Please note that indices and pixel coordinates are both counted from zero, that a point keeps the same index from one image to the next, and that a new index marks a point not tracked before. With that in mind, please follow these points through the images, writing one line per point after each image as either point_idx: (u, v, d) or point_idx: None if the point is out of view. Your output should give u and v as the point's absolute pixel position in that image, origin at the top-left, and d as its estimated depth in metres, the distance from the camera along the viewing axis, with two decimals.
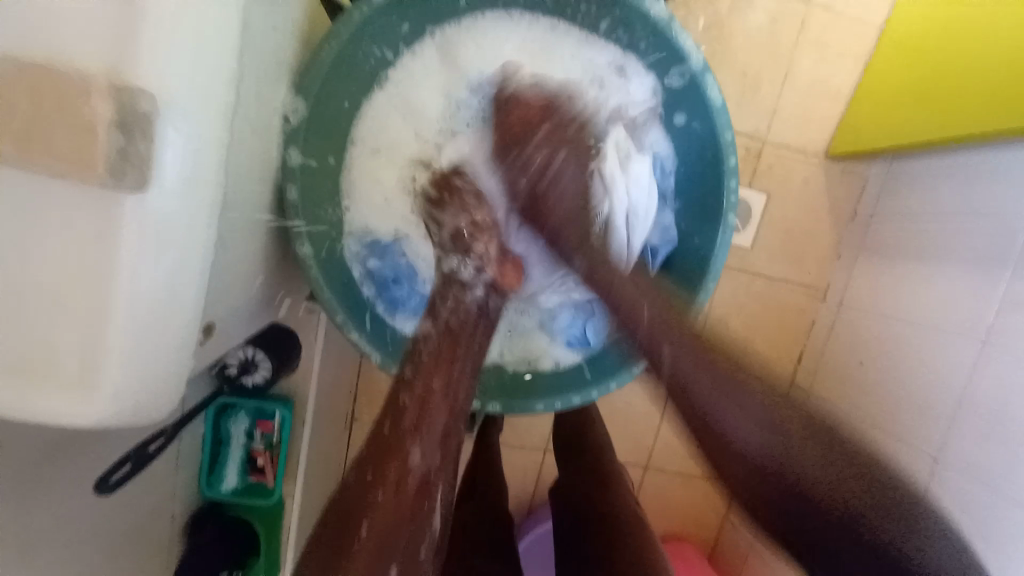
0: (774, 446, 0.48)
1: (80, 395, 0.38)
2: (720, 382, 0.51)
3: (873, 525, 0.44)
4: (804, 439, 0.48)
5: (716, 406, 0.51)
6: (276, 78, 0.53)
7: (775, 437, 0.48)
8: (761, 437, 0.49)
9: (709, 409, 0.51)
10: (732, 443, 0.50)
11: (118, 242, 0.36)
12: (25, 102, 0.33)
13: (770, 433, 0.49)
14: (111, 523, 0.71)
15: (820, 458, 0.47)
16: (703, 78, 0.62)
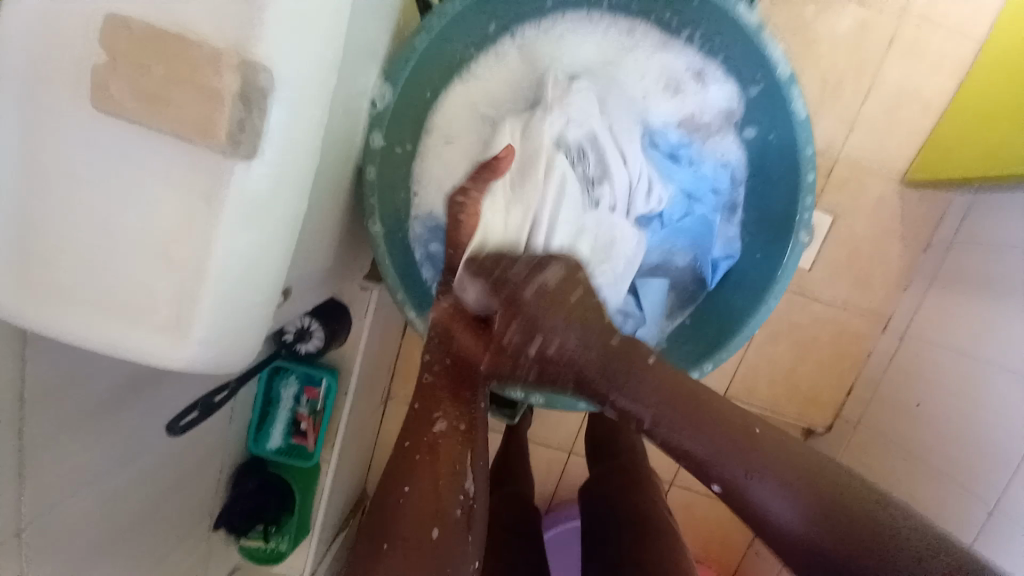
0: (812, 514, 0.44)
1: (175, 341, 0.41)
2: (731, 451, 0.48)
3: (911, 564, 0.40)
4: (831, 503, 0.44)
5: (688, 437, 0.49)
6: (368, 62, 0.55)
7: (799, 488, 0.45)
8: (798, 518, 0.44)
9: (672, 441, 0.50)
10: (763, 517, 0.46)
11: (224, 202, 0.39)
12: (162, 71, 0.36)
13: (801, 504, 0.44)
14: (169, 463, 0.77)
15: (876, 511, 0.43)
16: (788, 91, 0.59)
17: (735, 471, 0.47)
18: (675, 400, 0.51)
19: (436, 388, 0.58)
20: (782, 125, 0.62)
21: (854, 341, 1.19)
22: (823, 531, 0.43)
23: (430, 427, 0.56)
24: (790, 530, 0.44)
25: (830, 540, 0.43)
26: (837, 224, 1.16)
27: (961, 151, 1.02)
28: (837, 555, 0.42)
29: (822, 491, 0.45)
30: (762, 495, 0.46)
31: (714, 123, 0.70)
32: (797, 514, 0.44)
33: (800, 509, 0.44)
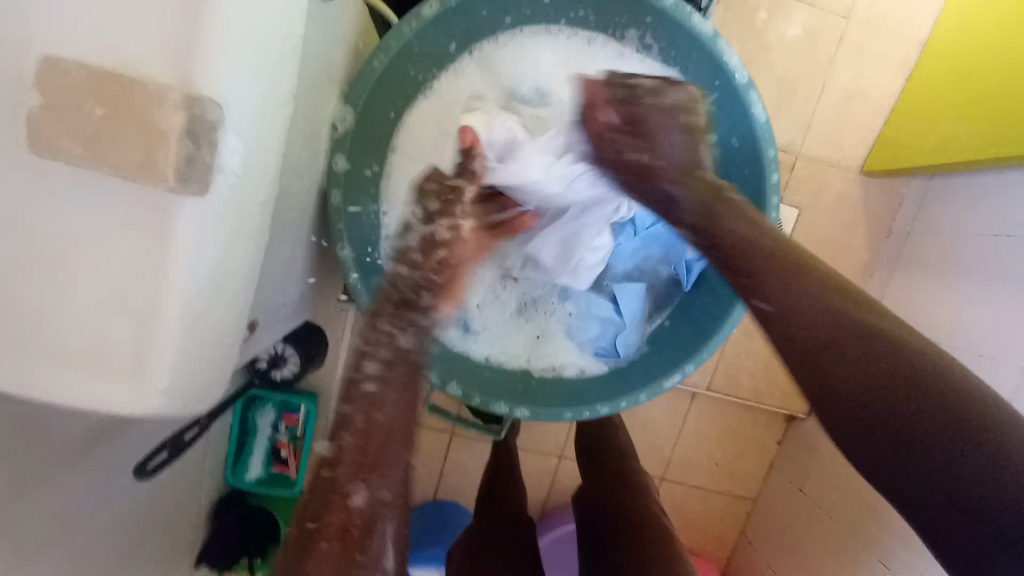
0: (836, 331, 0.41)
1: (132, 391, 0.39)
2: (774, 269, 0.47)
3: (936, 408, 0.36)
4: (863, 344, 0.40)
5: (763, 267, 0.47)
6: (327, 85, 0.54)
7: (837, 318, 0.42)
8: (815, 319, 0.43)
9: (780, 318, 0.44)
10: (791, 329, 0.44)
11: (177, 241, 0.37)
12: (102, 110, 0.34)
13: (826, 318, 0.42)
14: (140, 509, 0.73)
15: (920, 356, 0.38)
16: (747, 95, 0.61)
17: (771, 281, 0.46)
18: (742, 247, 0.49)
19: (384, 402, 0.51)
20: (742, 127, 0.64)
21: None
22: (845, 359, 0.40)
23: (364, 440, 0.49)
24: (801, 323, 0.43)
25: (854, 376, 0.39)
26: (802, 218, 1.19)
27: (913, 140, 1.07)
28: (846, 345, 0.40)
29: (851, 325, 0.41)
30: (790, 296, 0.45)
31: None
32: (813, 307, 0.43)
33: (827, 333, 0.42)
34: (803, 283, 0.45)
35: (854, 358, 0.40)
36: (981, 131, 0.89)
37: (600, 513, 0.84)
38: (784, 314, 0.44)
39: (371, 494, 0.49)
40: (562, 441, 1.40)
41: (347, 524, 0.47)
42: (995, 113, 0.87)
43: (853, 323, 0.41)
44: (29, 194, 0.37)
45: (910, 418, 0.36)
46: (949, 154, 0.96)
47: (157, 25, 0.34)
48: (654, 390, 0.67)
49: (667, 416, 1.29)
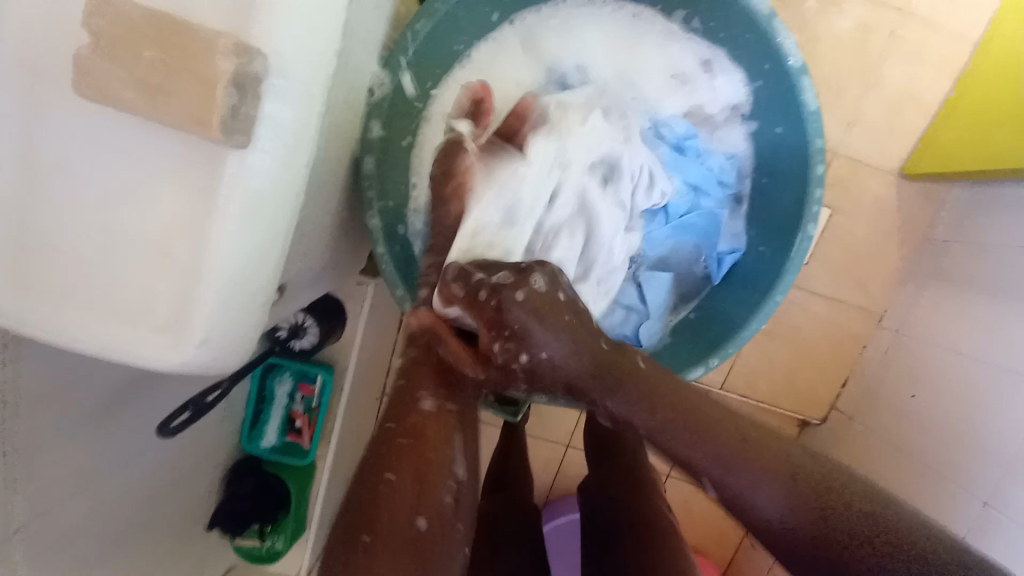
0: (794, 511, 0.45)
1: (171, 344, 0.39)
2: (711, 454, 0.48)
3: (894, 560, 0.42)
4: (814, 504, 0.45)
5: (699, 449, 0.48)
6: (369, 49, 0.53)
7: (794, 489, 0.45)
8: (779, 510, 0.45)
9: (732, 488, 0.47)
10: (760, 518, 0.46)
11: (223, 196, 0.37)
12: (150, 53, 0.34)
13: (786, 506, 0.45)
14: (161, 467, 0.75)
15: (858, 513, 0.44)
16: (799, 81, 0.58)
17: (708, 463, 0.48)
18: (675, 423, 0.50)
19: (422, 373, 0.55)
20: (791, 115, 0.61)
21: (851, 336, 1.20)
22: (815, 539, 0.44)
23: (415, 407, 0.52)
24: (768, 517, 0.46)
25: (811, 537, 0.44)
26: (835, 218, 1.16)
27: (952, 145, 1.03)
28: (812, 547, 0.44)
29: (798, 483, 0.46)
30: (743, 488, 0.47)
31: (721, 115, 0.68)
32: (776, 503, 0.45)
33: (781, 505, 0.45)
34: (756, 456, 0.47)
35: (809, 541, 0.44)
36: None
37: (611, 511, 0.83)
38: (714, 476, 0.48)
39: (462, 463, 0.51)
40: (571, 432, 1.40)
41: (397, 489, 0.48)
42: None
43: (787, 469, 0.47)
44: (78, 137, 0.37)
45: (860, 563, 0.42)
46: (991, 160, 0.93)
47: None
48: None
49: None
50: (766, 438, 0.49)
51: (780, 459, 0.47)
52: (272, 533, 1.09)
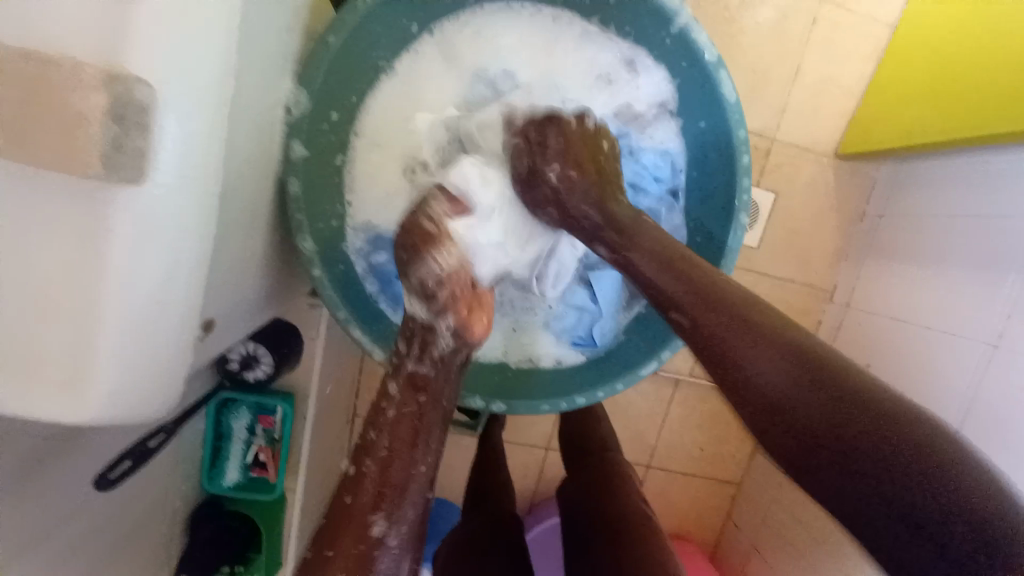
0: (799, 375, 0.36)
1: (73, 399, 0.37)
2: (752, 341, 0.39)
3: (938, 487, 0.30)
4: (818, 388, 0.35)
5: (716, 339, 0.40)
6: (276, 67, 0.51)
7: (774, 338, 0.38)
8: (788, 376, 0.36)
9: (734, 355, 0.39)
10: (746, 381, 0.38)
11: (109, 236, 0.35)
12: (17, 89, 0.31)
13: (785, 371, 0.36)
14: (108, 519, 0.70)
15: (886, 395, 0.33)
16: (716, 75, 0.60)
17: (730, 337, 0.39)
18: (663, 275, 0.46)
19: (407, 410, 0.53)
20: (714, 106, 0.63)
21: (803, 312, 1.25)
22: (833, 426, 0.33)
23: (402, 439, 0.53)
24: (770, 385, 0.36)
25: (817, 407, 0.34)
26: (778, 202, 1.20)
27: (876, 123, 1.10)
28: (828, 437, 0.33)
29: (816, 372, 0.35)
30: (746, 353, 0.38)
31: (649, 112, 0.69)
32: (782, 367, 0.36)
33: (788, 370, 0.36)
34: (761, 332, 0.39)
35: (809, 421, 0.34)
36: (947, 111, 0.91)
37: (586, 518, 0.80)
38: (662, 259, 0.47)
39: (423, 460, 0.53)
40: (547, 434, 1.40)
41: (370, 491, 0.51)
42: (964, 94, 0.88)
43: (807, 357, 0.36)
44: None
45: (882, 455, 0.31)
46: (914, 136, 0.98)
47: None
48: (631, 377, 0.67)
49: (650, 404, 1.30)
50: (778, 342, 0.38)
51: (793, 353, 0.37)
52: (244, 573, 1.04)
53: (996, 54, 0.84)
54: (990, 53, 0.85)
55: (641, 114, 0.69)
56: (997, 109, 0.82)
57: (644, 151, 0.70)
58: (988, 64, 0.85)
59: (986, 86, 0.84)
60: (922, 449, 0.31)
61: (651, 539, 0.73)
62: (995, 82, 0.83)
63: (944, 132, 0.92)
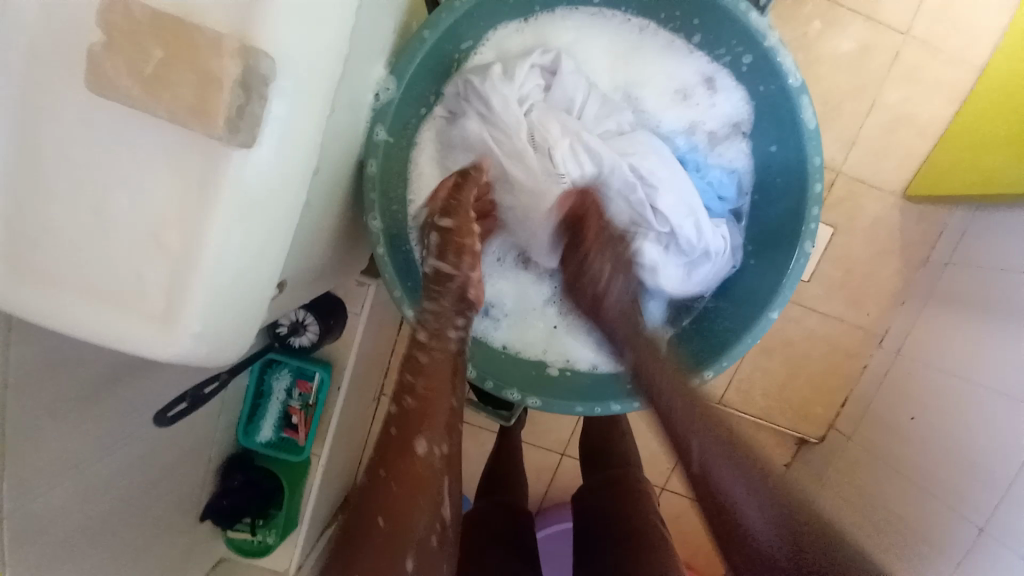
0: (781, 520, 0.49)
1: (167, 334, 0.41)
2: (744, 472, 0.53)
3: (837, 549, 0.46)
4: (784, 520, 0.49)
5: (734, 482, 0.52)
6: (373, 54, 0.54)
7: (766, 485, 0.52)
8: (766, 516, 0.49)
9: (731, 493, 0.52)
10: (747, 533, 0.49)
11: (225, 192, 0.39)
12: (159, 49, 0.35)
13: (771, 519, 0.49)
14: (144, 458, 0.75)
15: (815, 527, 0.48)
16: (798, 100, 0.59)
17: (738, 489, 0.52)
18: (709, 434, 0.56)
19: (432, 413, 0.57)
20: (792, 131, 0.61)
21: (848, 354, 1.21)
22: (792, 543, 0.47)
23: (410, 451, 0.55)
24: (767, 537, 0.48)
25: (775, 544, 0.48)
26: (834, 237, 1.16)
27: (950, 165, 1.05)
28: (799, 554, 0.46)
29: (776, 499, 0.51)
30: (744, 502, 0.51)
31: (719, 131, 0.69)
32: (767, 515, 0.49)
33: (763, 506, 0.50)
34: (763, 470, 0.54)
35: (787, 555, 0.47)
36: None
37: (606, 523, 0.80)
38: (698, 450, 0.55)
39: (431, 444, 0.55)
40: (566, 440, 1.40)
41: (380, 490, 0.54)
42: None
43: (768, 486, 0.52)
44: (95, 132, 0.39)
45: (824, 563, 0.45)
46: (983, 184, 0.95)
47: None
48: None
49: None
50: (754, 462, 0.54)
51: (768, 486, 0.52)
52: (263, 528, 1.11)
53: None
54: None
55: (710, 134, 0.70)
56: None
57: (709, 166, 0.71)
58: None
59: None
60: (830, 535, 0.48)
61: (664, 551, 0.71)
62: None
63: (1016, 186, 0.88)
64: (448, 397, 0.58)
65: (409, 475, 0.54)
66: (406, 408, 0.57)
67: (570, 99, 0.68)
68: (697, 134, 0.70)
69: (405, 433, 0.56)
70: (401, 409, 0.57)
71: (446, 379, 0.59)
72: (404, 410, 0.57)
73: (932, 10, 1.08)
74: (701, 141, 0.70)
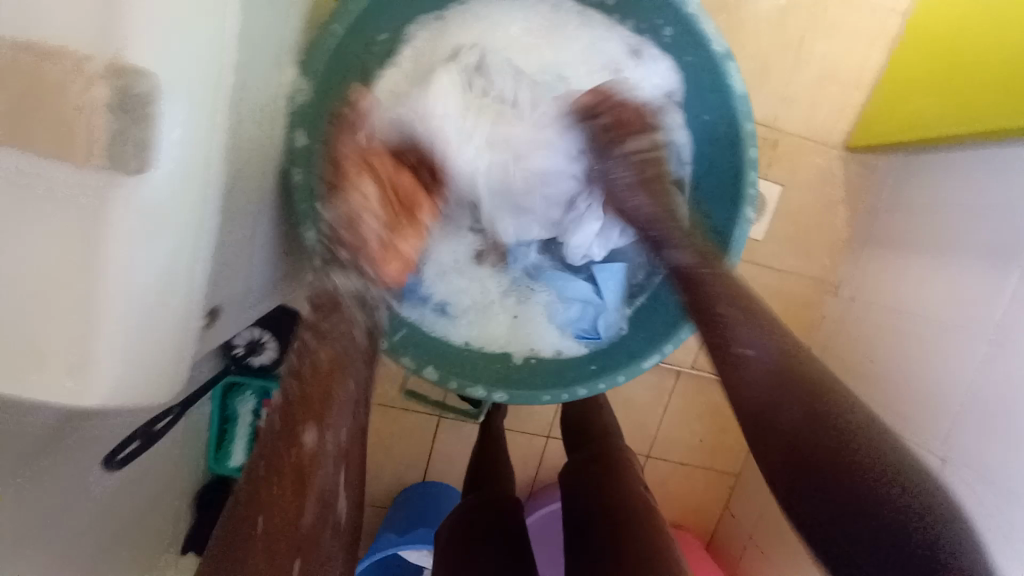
0: (786, 384, 0.49)
1: (80, 387, 0.38)
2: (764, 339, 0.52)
3: (851, 436, 0.45)
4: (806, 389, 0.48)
5: (746, 335, 0.52)
6: (276, 57, 0.50)
7: (792, 364, 0.50)
8: (773, 370, 0.50)
9: (735, 341, 0.52)
10: (744, 376, 0.51)
11: (114, 227, 0.35)
12: (17, 80, 0.31)
13: (778, 377, 0.49)
14: (107, 503, 0.71)
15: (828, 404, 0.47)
16: (725, 66, 0.59)
17: (745, 341, 0.52)
18: (726, 297, 0.55)
19: (313, 394, 0.52)
20: (721, 96, 0.62)
21: (807, 306, 1.25)
22: (798, 406, 0.47)
23: (297, 440, 0.51)
24: (759, 381, 0.50)
25: (777, 396, 0.49)
26: (783, 194, 1.19)
27: (885, 115, 1.08)
28: (804, 418, 0.47)
29: (791, 372, 0.50)
30: (745, 340, 0.52)
31: (652, 104, 0.69)
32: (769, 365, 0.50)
33: (778, 368, 0.50)
34: (787, 344, 0.52)
35: (788, 408, 0.48)
36: (961, 103, 0.88)
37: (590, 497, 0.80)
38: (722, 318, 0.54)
39: (320, 434, 0.51)
40: (548, 422, 1.42)
41: (256, 489, 0.49)
42: (975, 88, 0.86)
43: (792, 357, 0.51)
44: None
45: (831, 439, 0.45)
46: (920, 128, 0.97)
47: None
48: (632, 370, 0.66)
49: (651, 394, 1.32)
50: (780, 333, 0.53)
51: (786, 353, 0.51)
52: None
53: (1010, 45, 0.81)
54: (1004, 43, 0.82)
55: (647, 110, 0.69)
56: (1014, 102, 0.78)
57: None
58: (1002, 54, 0.82)
59: (1001, 80, 0.81)
60: (852, 426, 0.46)
61: (654, 521, 0.73)
62: (1011, 74, 0.79)
63: (956, 125, 0.89)
64: (338, 384, 0.54)
65: (303, 477, 0.50)
66: (289, 397, 0.53)
67: (501, 85, 0.67)
68: (633, 108, 0.69)
69: (291, 419, 0.51)
70: (296, 399, 0.52)
71: (333, 373, 0.54)
72: (285, 401, 0.53)
73: None
74: (638, 116, 0.69)
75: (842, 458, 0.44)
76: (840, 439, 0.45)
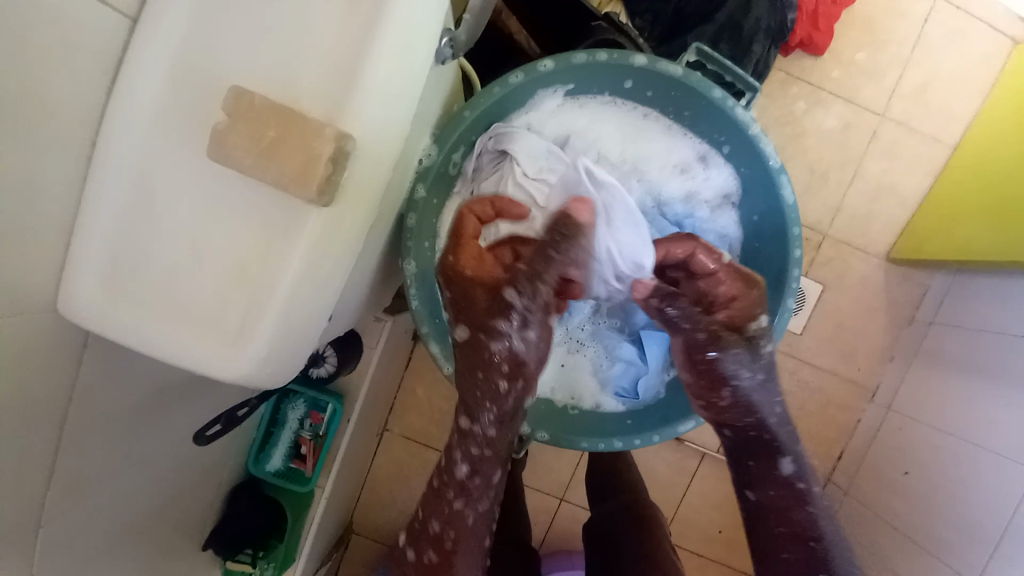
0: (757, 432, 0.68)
1: (239, 357, 0.48)
2: (759, 395, 0.69)
3: (784, 482, 0.66)
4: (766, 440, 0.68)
5: (750, 387, 0.69)
6: (423, 130, 0.64)
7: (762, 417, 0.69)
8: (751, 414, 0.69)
9: (744, 387, 0.69)
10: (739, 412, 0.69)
11: (301, 242, 0.47)
12: (271, 129, 0.44)
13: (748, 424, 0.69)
14: (162, 476, 0.78)
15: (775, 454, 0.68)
16: (777, 178, 0.69)
17: (748, 392, 0.69)
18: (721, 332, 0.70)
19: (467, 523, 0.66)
20: (774, 202, 0.71)
21: (844, 406, 1.26)
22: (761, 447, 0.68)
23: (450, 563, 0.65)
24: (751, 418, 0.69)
25: (748, 440, 0.69)
26: (822, 293, 1.24)
27: (926, 232, 1.16)
28: (760, 460, 0.68)
29: (759, 425, 0.69)
30: (748, 389, 0.69)
31: (711, 200, 0.79)
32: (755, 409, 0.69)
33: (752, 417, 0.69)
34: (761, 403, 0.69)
35: (750, 450, 0.69)
36: (1008, 236, 0.96)
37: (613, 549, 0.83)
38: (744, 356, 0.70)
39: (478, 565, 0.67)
40: (565, 482, 1.42)
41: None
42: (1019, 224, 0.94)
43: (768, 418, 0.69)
44: (207, 191, 0.48)
45: (774, 478, 0.67)
46: (966, 252, 1.04)
47: (327, 76, 0.45)
48: (668, 432, 0.73)
49: (673, 471, 1.33)
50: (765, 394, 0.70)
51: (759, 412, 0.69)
52: (264, 559, 1.10)
53: None
54: None
55: (704, 207, 0.79)
56: None
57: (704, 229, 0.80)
58: None
59: None
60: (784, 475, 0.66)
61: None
62: None
63: (1004, 255, 0.96)
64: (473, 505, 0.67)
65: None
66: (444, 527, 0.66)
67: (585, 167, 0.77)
68: (693, 203, 0.79)
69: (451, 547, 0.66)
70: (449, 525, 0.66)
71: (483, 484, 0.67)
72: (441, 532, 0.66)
73: (905, 96, 1.22)
74: (697, 210, 0.79)
75: (781, 498, 0.65)
76: (779, 482, 0.66)
